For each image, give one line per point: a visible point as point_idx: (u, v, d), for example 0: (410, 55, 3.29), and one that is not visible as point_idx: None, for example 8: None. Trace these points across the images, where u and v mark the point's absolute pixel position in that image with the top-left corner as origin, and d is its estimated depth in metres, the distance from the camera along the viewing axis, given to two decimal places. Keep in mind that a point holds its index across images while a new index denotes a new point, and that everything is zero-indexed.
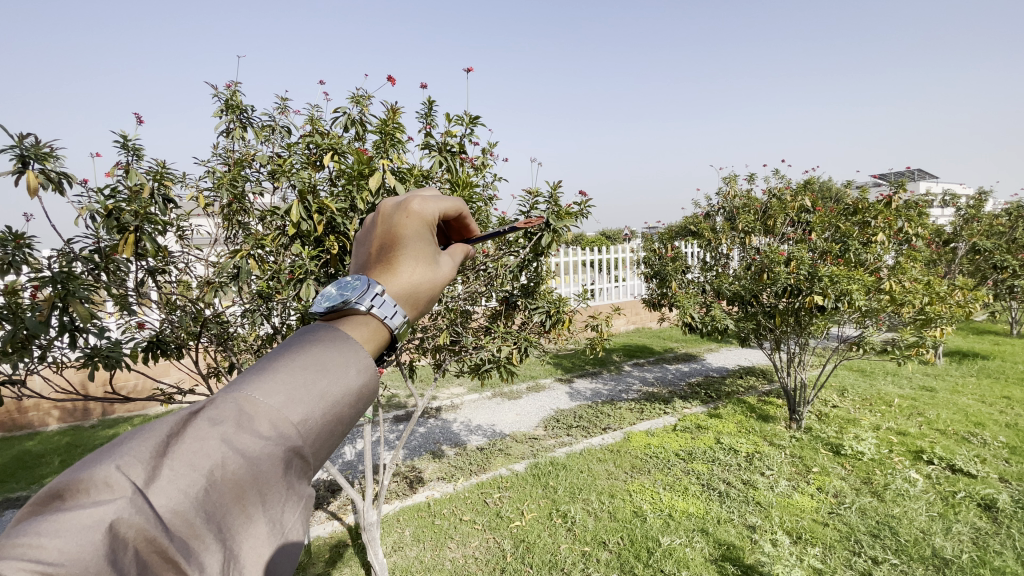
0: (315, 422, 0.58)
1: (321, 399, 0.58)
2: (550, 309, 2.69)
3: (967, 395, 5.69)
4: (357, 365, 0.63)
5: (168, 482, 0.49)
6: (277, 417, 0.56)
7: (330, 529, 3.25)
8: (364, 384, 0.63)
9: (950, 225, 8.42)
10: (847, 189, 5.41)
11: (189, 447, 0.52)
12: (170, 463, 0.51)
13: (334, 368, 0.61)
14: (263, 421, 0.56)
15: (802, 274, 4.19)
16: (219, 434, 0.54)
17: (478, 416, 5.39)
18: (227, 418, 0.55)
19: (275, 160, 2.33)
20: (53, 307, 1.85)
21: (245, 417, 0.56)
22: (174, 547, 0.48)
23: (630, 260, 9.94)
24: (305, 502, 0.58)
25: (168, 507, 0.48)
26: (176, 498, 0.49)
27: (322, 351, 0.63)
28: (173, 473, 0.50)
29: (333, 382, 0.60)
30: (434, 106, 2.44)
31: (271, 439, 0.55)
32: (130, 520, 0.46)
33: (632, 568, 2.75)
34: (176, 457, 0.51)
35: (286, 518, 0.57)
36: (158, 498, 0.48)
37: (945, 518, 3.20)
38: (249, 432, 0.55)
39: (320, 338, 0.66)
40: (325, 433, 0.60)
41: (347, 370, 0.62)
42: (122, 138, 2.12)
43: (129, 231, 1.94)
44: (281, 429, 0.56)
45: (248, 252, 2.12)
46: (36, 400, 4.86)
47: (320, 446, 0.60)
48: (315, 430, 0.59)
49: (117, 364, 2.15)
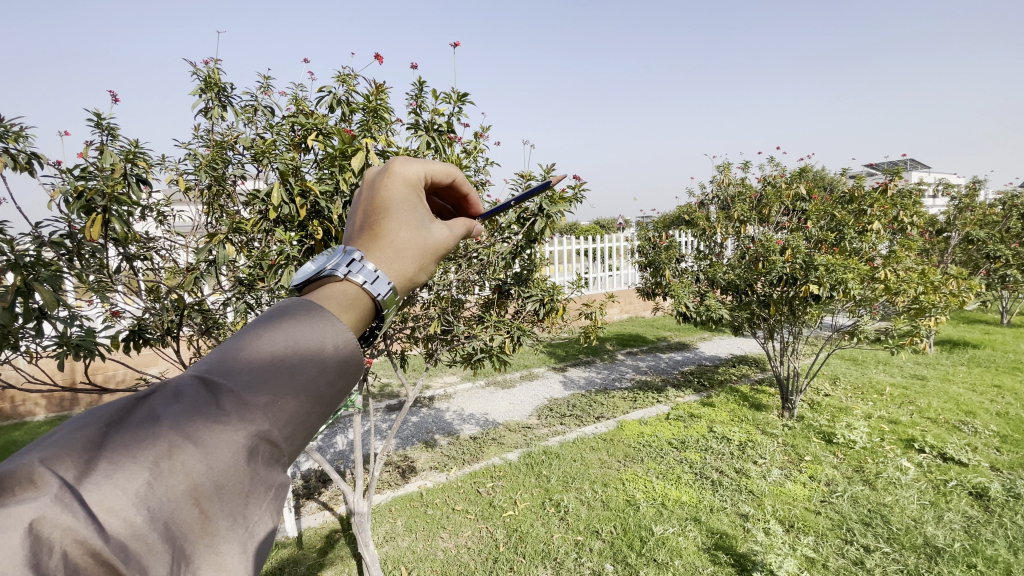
0: (283, 405, 0.57)
1: (291, 378, 0.58)
2: (543, 297, 2.69)
3: (957, 384, 5.77)
4: (335, 340, 0.63)
5: (108, 474, 0.47)
6: (240, 400, 0.55)
7: (321, 520, 3.26)
8: (343, 358, 0.63)
9: (944, 215, 8.49)
10: (842, 177, 5.42)
11: (135, 438, 0.50)
12: (108, 455, 0.49)
13: (308, 346, 0.61)
14: (225, 405, 0.55)
15: (798, 263, 4.20)
16: (170, 423, 0.52)
17: (471, 404, 5.41)
18: (180, 406, 0.54)
19: (257, 142, 2.28)
20: (19, 293, 1.79)
21: (200, 405, 0.55)
22: (111, 547, 0.44)
23: (624, 249, 9.96)
24: (274, 494, 0.55)
25: (105, 499, 0.46)
26: (115, 488, 0.46)
27: (294, 327, 0.62)
28: (113, 462, 0.48)
29: (306, 360, 0.60)
30: (423, 86, 2.39)
31: (233, 422, 0.54)
32: (57, 519, 0.44)
33: (625, 557, 2.77)
34: (119, 447, 0.49)
35: (252, 515, 0.53)
36: (96, 490, 0.46)
37: (936, 507, 3.25)
38: (205, 418, 0.53)
39: (299, 312, 0.65)
40: (294, 418, 0.58)
41: (323, 345, 0.61)
42: (95, 117, 2.07)
43: (97, 211, 1.88)
44: (245, 413, 0.54)
45: (225, 237, 2.07)
46: (22, 390, 4.80)
47: (290, 432, 0.58)
48: (282, 415, 0.57)
49: (92, 353, 2.10)
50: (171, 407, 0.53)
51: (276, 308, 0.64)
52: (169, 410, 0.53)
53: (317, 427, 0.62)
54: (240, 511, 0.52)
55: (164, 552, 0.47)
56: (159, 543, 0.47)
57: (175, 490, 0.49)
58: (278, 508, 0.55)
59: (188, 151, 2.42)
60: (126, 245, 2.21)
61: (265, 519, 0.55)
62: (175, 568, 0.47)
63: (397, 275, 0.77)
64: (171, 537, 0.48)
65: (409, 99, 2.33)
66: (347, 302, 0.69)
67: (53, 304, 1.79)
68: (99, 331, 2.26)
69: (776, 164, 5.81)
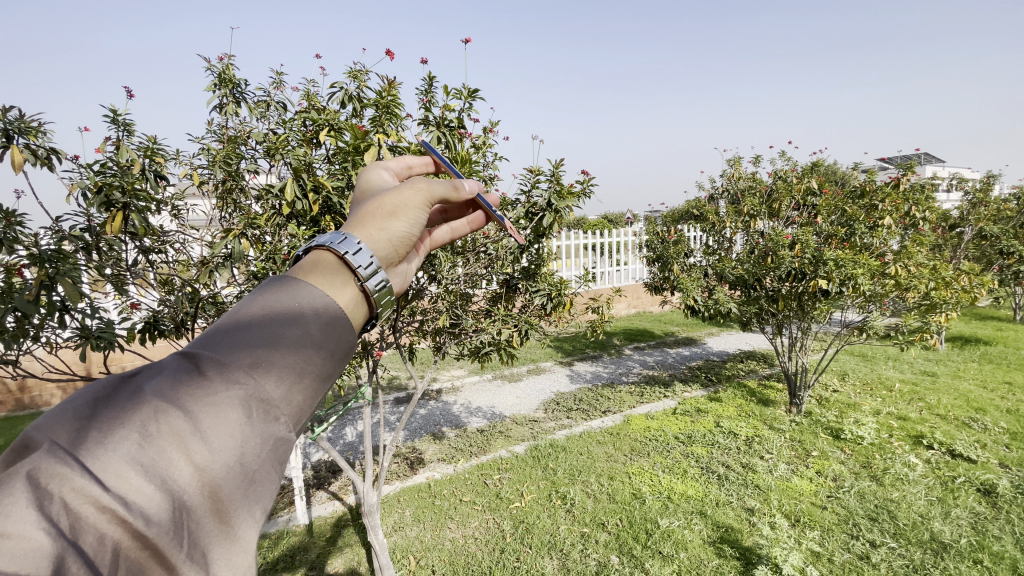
0: (269, 368, 0.58)
1: (274, 342, 0.60)
2: (551, 291, 2.69)
3: (968, 380, 5.72)
4: (313, 306, 0.65)
5: (99, 438, 0.48)
6: (225, 367, 0.57)
7: (331, 509, 3.30)
8: (326, 323, 0.65)
9: (957, 210, 8.38)
10: (854, 172, 5.36)
11: (125, 406, 0.52)
12: (101, 423, 0.50)
13: (289, 313, 0.63)
14: (210, 374, 0.56)
15: (807, 258, 4.17)
16: (157, 391, 0.53)
17: (478, 398, 5.43)
18: (167, 376, 0.55)
19: (270, 137, 2.29)
20: (42, 287, 1.83)
21: (186, 375, 0.56)
22: (109, 497, 0.45)
23: (632, 244, 9.92)
24: (270, 450, 0.56)
25: (97, 457, 0.47)
26: (105, 448, 0.47)
27: (274, 299, 0.64)
28: (104, 429, 0.49)
29: (288, 326, 0.61)
30: (433, 81, 2.38)
31: (218, 384, 0.55)
32: (51, 471, 0.45)
33: (630, 549, 2.79)
34: (108, 416, 0.51)
35: (250, 468, 0.54)
36: (87, 451, 0.47)
37: (944, 502, 3.23)
38: (191, 384, 0.54)
39: (275, 285, 0.68)
40: (284, 378, 0.59)
41: (302, 312, 0.64)
42: (111, 113, 2.09)
43: (117, 207, 1.91)
44: (232, 377, 0.56)
45: (240, 231, 2.08)
46: (38, 381, 4.89)
47: (284, 392, 0.59)
48: (270, 375, 0.58)
49: (110, 344, 2.14)
50: (158, 378, 0.55)
51: (260, 286, 0.67)
52: (154, 381, 0.54)
53: (313, 387, 0.62)
54: (237, 464, 0.53)
55: (164, 502, 0.48)
56: (158, 493, 0.48)
57: (168, 446, 0.50)
58: (278, 464, 0.56)
59: (201, 147, 2.45)
60: (143, 239, 2.25)
61: (266, 472, 0.55)
62: (177, 517, 0.48)
63: (364, 226, 0.82)
64: (169, 488, 0.48)
65: (420, 95, 2.33)
66: (322, 266, 0.72)
67: (75, 297, 1.83)
68: (116, 323, 2.30)
69: (787, 158, 5.75)
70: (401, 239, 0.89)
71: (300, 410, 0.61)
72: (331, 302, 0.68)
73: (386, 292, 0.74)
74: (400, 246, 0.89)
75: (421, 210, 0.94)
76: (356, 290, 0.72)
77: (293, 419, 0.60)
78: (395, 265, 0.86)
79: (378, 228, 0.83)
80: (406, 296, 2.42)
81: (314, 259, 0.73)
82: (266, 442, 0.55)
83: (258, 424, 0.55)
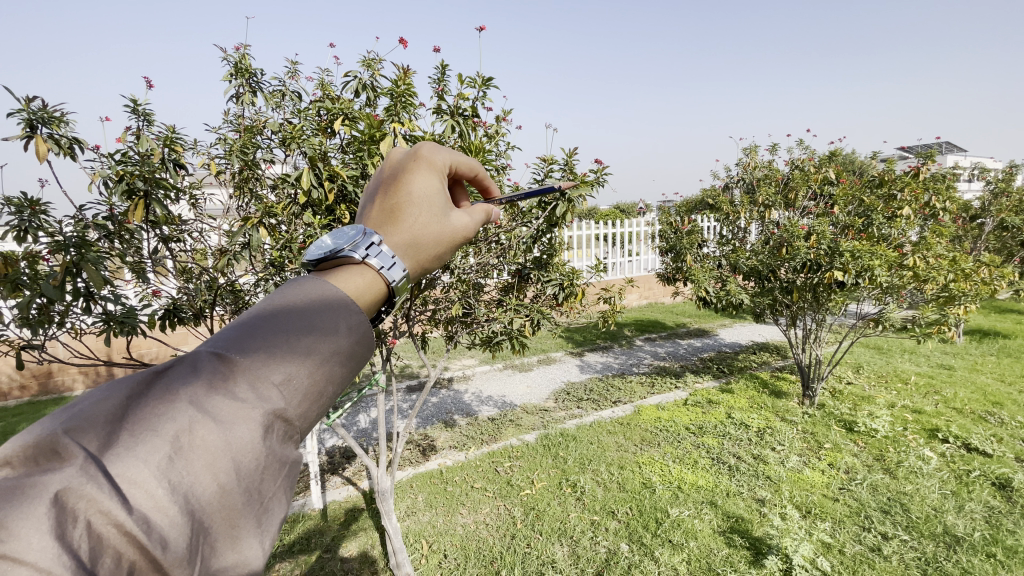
0: (298, 382, 0.56)
1: (308, 355, 0.57)
2: (563, 281, 2.68)
3: (985, 374, 5.63)
4: (348, 320, 0.62)
5: (128, 446, 0.46)
6: (259, 376, 0.54)
7: (345, 494, 3.36)
8: (356, 339, 0.62)
9: (978, 200, 8.20)
10: (872, 161, 5.25)
11: (155, 410, 0.49)
12: (128, 429, 0.48)
13: (324, 323, 0.60)
14: (241, 381, 0.53)
15: (823, 249, 4.10)
16: (189, 397, 0.50)
17: (489, 387, 5.47)
18: (201, 378, 0.52)
19: (286, 126, 2.30)
20: (67, 273, 1.86)
21: (220, 378, 0.53)
22: (132, 519, 0.43)
23: (645, 234, 9.85)
24: (287, 472, 0.54)
25: (126, 469, 0.44)
26: (136, 461, 0.45)
27: (311, 306, 0.61)
28: (134, 434, 0.47)
29: (323, 338, 0.58)
30: (447, 69, 2.37)
31: (250, 397, 0.52)
32: (82, 490, 0.43)
33: (640, 537, 2.80)
34: (139, 420, 0.48)
35: (265, 488, 0.52)
36: (118, 461, 0.45)
37: (958, 496, 3.20)
38: (226, 391, 0.51)
39: (312, 289, 0.64)
40: (308, 395, 0.57)
41: (337, 326, 0.60)
42: (132, 103, 2.12)
43: (139, 195, 1.93)
44: (261, 390, 0.53)
45: (258, 220, 2.11)
46: (62, 366, 5.01)
47: (304, 409, 0.57)
48: (298, 391, 0.56)
49: (133, 330, 2.18)
50: (191, 379, 0.52)
51: (296, 288, 0.63)
52: (186, 384, 0.51)
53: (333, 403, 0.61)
54: (256, 487, 0.51)
55: (184, 526, 0.45)
56: (180, 516, 0.45)
57: (196, 464, 0.47)
58: (290, 486, 0.54)
59: (219, 136, 2.46)
60: (162, 227, 2.28)
61: (278, 495, 0.54)
62: (194, 541, 0.46)
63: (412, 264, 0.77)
64: (191, 510, 0.46)
65: (433, 84, 2.32)
66: (366, 288, 0.67)
67: (99, 284, 1.87)
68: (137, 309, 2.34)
69: (804, 147, 5.66)
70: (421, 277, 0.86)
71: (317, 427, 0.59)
72: (364, 317, 0.64)
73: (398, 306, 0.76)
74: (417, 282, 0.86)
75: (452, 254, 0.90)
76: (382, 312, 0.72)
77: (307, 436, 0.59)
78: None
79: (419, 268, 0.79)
80: (420, 285, 2.43)
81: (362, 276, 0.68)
82: (284, 463, 0.53)
83: (276, 444, 0.53)
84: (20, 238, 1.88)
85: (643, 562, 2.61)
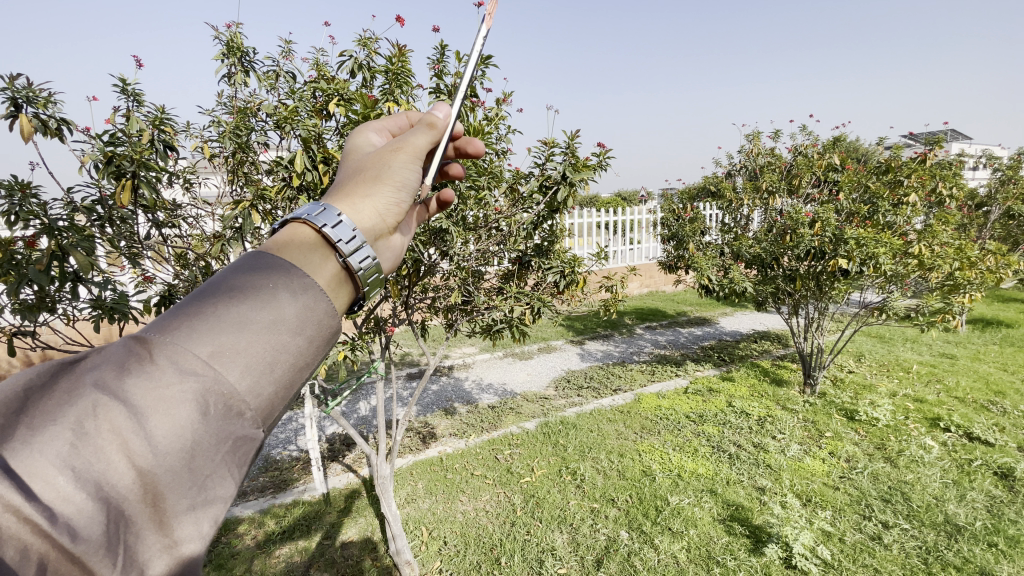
0: (230, 355, 0.55)
1: (239, 328, 0.56)
2: (564, 269, 2.66)
3: (987, 363, 5.63)
4: (290, 288, 0.62)
5: (28, 434, 0.46)
6: (179, 354, 0.53)
7: (345, 480, 3.39)
8: (303, 307, 0.62)
9: (985, 188, 8.13)
10: (879, 147, 5.21)
11: (62, 397, 0.49)
12: (30, 422, 0.48)
13: (261, 295, 0.60)
14: (161, 359, 0.53)
15: (827, 237, 4.08)
16: (95, 381, 0.51)
17: (490, 375, 5.49)
18: (112, 363, 0.52)
19: (280, 108, 2.27)
20: (54, 257, 1.84)
21: (134, 359, 0.53)
22: (33, 507, 0.43)
23: (646, 222, 9.82)
24: (222, 449, 0.54)
25: (25, 459, 0.45)
26: (34, 453, 0.45)
27: (245, 279, 0.61)
28: (35, 426, 0.47)
29: (255, 310, 0.58)
30: (445, 49, 2.33)
31: (170, 374, 0.52)
32: None
33: (640, 525, 2.82)
34: (45, 408, 0.49)
35: (202, 468, 0.53)
36: (13, 452, 0.45)
37: (959, 485, 3.22)
38: (138, 372, 0.51)
39: (256, 262, 0.64)
40: (249, 369, 0.56)
41: (276, 295, 0.60)
42: (121, 82, 2.10)
43: (127, 176, 1.91)
44: (183, 365, 0.53)
45: (251, 204, 2.08)
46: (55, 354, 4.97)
47: (250, 383, 0.56)
48: (233, 365, 0.55)
49: (125, 317, 2.16)
50: (102, 366, 0.52)
51: (233, 264, 0.63)
52: (99, 368, 0.52)
53: (286, 376, 0.60)
54: (185, 468, 0.51)
55: (96, 514, 0.46)
56: (90, 503, 0.46)
57: (106, 448, 0.48)
58: (234, 463, 0.55)
59: (212, 119, 2.44)
60: (154, 212, 2.26)
61: (220, 474, 0.54)
62: (111, 529, 0.47)
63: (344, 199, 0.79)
64: (104, 496, 0.47)
65: (431, 63, 2.27)
66: (300, 242, 0.69)
67: (87, 268, 1.85)
68: (132, 296, 2.32)
69: (808, 133, 5.62)
70: (389, 206, 0.87)
71: (269, 400, 0.59)
72: (306, 280, 0.65)
73: (372, 270, 0.72)
74: (389, 215, 0.87)
75: (411, 168, 0.90)
76: (336, 267, 0.69)
77: (261, 412, 0.58)
78: (388, 234, 0.86)
79: (362, 198, 0.81)
80: (418, 271, 2.43)
81: (291, 233, 0.71)
82: (222, 440, 0.54)
83: (213, 421, 0.53)
84: (11, 223, 1.87)
85: (644, 550, 2.63)
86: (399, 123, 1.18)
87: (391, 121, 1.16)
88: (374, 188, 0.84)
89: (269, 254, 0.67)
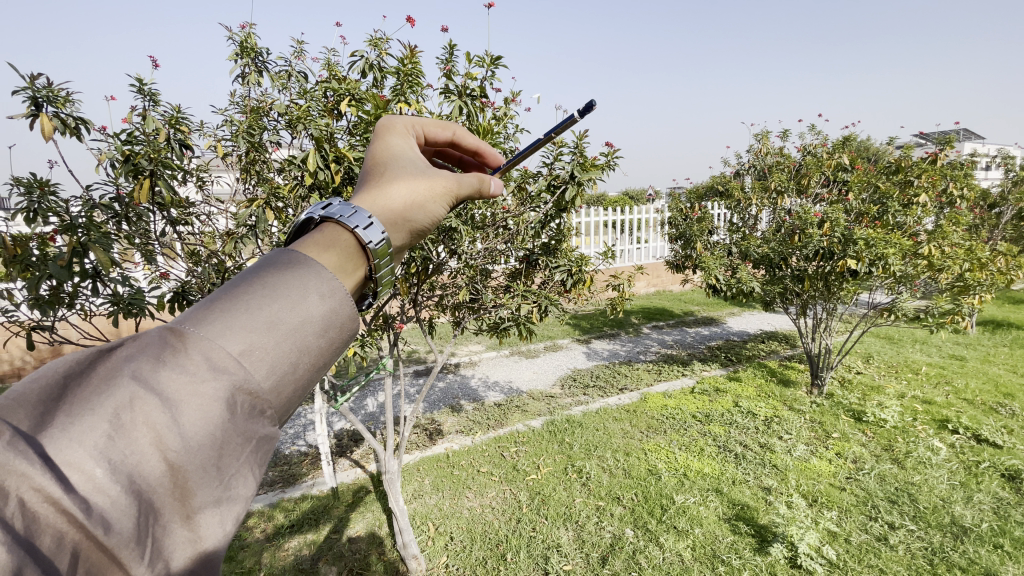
0: (259, 354, 0.56)
1: (270, 327, 0.57)
2: (571, 267, 2.69)
3: (998, 364, 5.57)
4: (319, 289, 0.62)
5: (66, 422, 0.47)
6: (211, 349, 0.54)
7: (353, 476, 3.41)
8: (329, 310, 0.62)
9: (998, 188, 8.02)
10: (889, 147, 5.16)
11: (98, 387, 0.50)
12: (67, 410, 0.49)
13: (291, 294, 0.60)
14: (195, 354, 0.54)
15: (836, 237, 4.04)
16: (131, 373, 0.51)
17: (496, 372, 5.51)
18: (148, 355, 0.53)
19: (292, 107, 2.29)
20: (74, 254, 1.87)
21: (168, 352, 0.54)
22: (71, 498, 0.44)
23: (653, 222, 9.78)
24: (245, 447, 0.55)
25: (62, 449, 0.45)
26: (72, 443, 0.46)
27: (274, 277, 0.62)
28: (72, 414, 0.48)
29: (286, 310, 0.59)
30: (455, 49, 2.33)
31: (204, 371, 0.53)
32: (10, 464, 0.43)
33: (645, 523, 2.82)
34: (81, 396, 0.49)
35: (226, 464, 0.54)
36: (52, 440, 0.46)
37: (967, 487, 3.19)
38: (173, 366, 0.52)
39: (286, 263, 0.65)
40: (275, 368, 0.57)
41: (306, 296, 0.61)
42: (138, 82, 2.12)
43: (144, 174, 1.94)
44: (216, 362, 0.54)
45: (264, 201, 2.10)
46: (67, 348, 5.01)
47: (273, 383, 0.57)
48: (260, 364, 0.56)
49: (140, 312, 2.18)
50: (138, 356, 0.53)
51: (261, 261, 0.64)
52: (135, 359, 0.52)
53: (306, 376, 0.62)
54: (213, 465, 0.52)
55: (128, 507, 0.47)
56: (123, 495, 0.47)
57: (140, 440, 0.49)
58: (256, 463, 0.56)
59: (224, 118, 2.45)
60: (170, 210, 2.29)
61: (243, 471, 0.55)
62: (141, 522, 0.48)
63: (387, 207, 0.79)
64: (136, 489, 0.48)
65: (441, 64, 2.28)
66: (335, 246, 0.70)
67: (106, 265, 1.87)
68: (147, 292, 2.34)
69: (817, 132, 5.58)
70: (416, 228, 0.88)
71: (288, 400, 0.60)
72: (334, 283, 0.65)
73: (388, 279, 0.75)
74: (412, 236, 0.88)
75: (443, 205, 0.93)
76: (362, 276, 0.71)
77: (280, 411, 0.59)
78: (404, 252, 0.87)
79: (403, 210, 0.82)
80: (427, 269, 2.45)
81: (326, 234, 0.72)
82: (247, 439, 0.55)
83: (239, 419, 0.54)
84: (31, 220, 1.90)
85: (648, 548, 2.63)
86: (439, 132, 1.19)
87: (432, 127, 1.16)
88: (414, 208, 0.85)
89: (304, 256, 0.67)
